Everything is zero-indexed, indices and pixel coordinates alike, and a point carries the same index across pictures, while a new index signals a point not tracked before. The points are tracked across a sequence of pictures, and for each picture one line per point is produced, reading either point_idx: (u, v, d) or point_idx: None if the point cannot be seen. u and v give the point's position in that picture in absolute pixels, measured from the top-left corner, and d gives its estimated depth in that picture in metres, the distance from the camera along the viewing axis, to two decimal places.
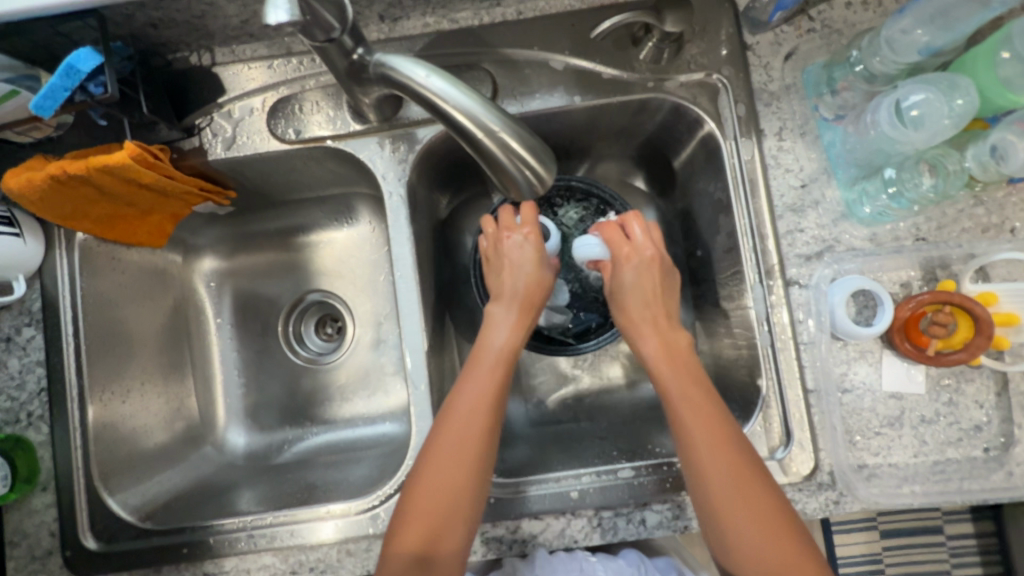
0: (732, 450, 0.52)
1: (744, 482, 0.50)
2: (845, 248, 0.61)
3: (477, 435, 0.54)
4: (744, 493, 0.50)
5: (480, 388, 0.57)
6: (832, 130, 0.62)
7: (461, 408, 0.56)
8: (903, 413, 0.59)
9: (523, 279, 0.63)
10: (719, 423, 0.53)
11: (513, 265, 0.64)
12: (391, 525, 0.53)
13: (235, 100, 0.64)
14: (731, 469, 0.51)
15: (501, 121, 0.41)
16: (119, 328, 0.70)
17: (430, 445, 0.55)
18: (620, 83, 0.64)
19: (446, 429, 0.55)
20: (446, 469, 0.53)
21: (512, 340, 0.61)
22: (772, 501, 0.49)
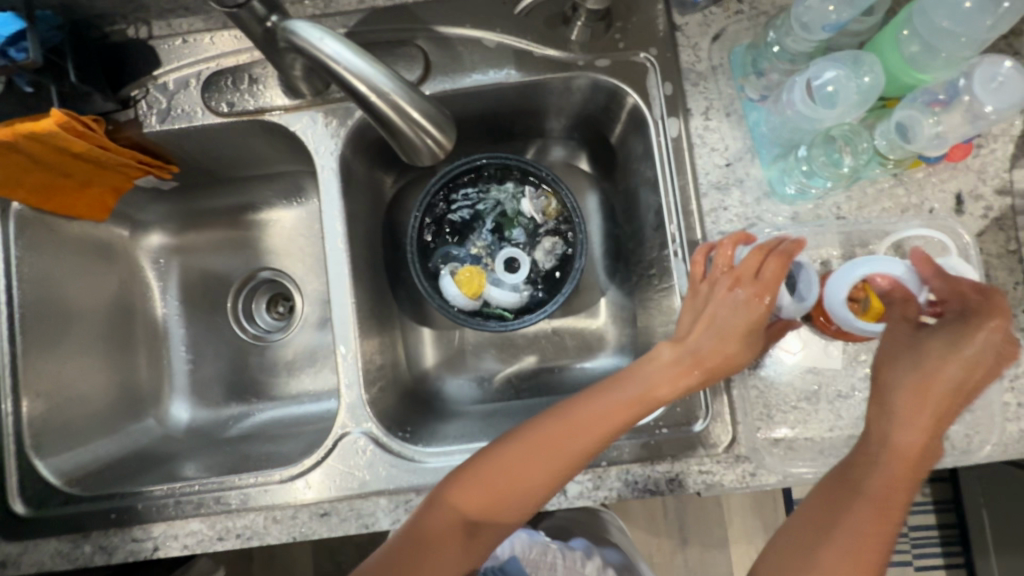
0: (871, 502, 0.48)
1: (864, 539, 0.47)
2: (768, 226, 0.62)
3: (577, 453, 0.54)
4: (845, 538, 0.48)
5: (611, 413, 0.55)
6: (757, 110, 0.63)
7: (577, 423, 0.55)
8: (819, 388, 0.61)
9: (718, 338, 0.55)
10: (897, 482, 0.48)
11: (727, 317, 0.55)
12: (459, 473, 0.55)
13: (170, 72, 0.65)
14: (862, 520, 0.48)
15: (394, 85, 0.42)
16: (58, 299, 0.70)
17: (523, 435, 0.55)
18: (552, 62, 0.65)
19: (548, 429, 0.55)
20: (534, 465, 0.54)
21: (667, 395, 0.55)
22: (867, 562, 0.47)
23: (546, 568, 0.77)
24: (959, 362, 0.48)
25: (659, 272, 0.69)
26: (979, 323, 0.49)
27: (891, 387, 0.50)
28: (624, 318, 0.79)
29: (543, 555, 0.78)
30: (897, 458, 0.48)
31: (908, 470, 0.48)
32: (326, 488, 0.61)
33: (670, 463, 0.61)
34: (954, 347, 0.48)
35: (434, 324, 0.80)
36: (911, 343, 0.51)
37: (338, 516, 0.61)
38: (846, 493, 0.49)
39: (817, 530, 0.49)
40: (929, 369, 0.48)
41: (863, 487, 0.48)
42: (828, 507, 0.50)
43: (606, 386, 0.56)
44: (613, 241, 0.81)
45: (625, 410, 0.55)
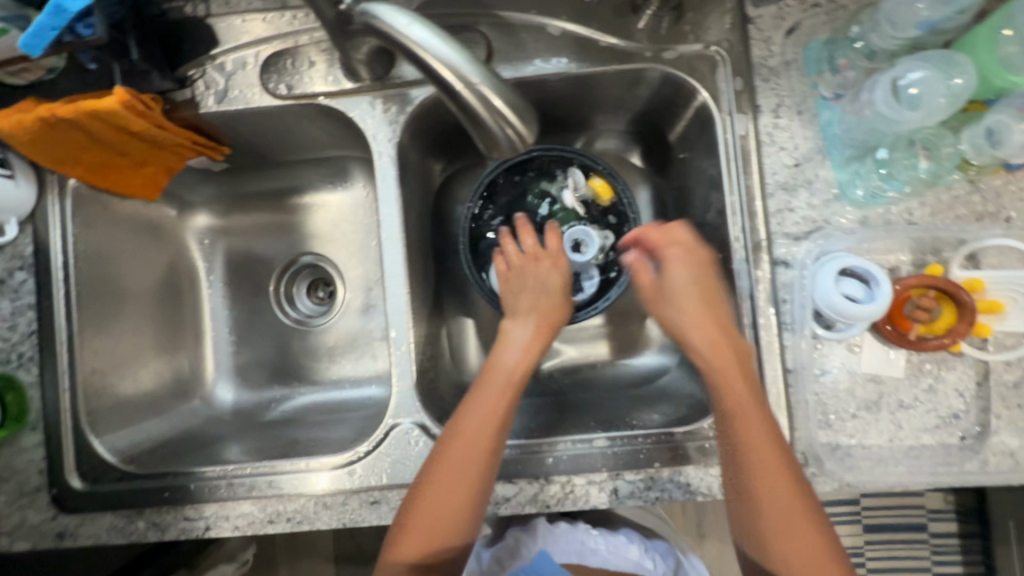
0: (746, 424, 0.56)
1: (768, 448, 0.55)
2: (836, 230, 0.60)
3: (481, 457, 0.57)
4: (760, 459, 0.55)
5: (492, 403, 0.61)
6: (831, 109, 0.61)
7: (467, 435, 0.58)
8: (881, 398, 0.60)
9: (545, 302, 0.69)
10: (745, 391, 0.58)
11: (538, 287, 0.70)
12: (393, 528, 0.58)
13: (228, 52, 0.64)
14: (754, 437, 0.56)
15: (482, 74, 0.40)
16: (111, 277, 0.70)
17: (432, 478, 0.57)
18: (617, 52, 0.63)
19: (445, 461, 0.57)
20: (451, 489, 0.56)
21: (526, 358, 0.66)
22: (781, 465, 0.55)
23: (590, 554, 0.78)
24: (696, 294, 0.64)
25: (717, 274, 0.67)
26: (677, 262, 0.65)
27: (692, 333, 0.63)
28: None
29: (586, 538, 0.79)
30: (732, 376, 0.59)
31: (746, 381, 0.58)
32: (377, 477, 0.61)
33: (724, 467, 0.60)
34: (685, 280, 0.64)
35: (478, 315, 0.80)
36: (666, 297, 0.67)
37: (388, 504, 0.61)
38: (727, 425, 0.58)
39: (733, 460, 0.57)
40: (688, 317, 0.64)
41: (728, 412, 0.58)
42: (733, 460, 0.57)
43: (473, 395, 0.62)
44: None
45: (499, 394, 0.62)
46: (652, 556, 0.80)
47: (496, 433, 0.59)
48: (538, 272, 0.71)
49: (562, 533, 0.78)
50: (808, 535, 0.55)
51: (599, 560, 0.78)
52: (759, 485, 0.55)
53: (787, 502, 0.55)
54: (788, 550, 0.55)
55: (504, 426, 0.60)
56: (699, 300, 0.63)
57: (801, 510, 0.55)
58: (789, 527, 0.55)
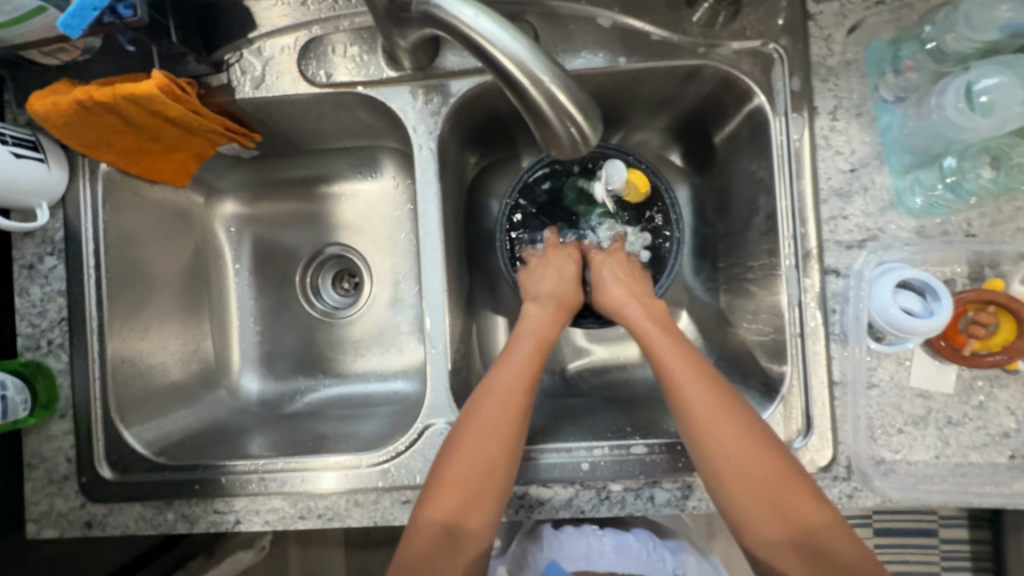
0: (695, 387, 0.55)
1: (721, 411, 0.53)
2: (890, 239, 0.58)
3: (512, 415, 0.56)
4: (723, 422, 0.53)
5: (520, 364, 0.60)
6: (891, 113, 0.59)
7: (495, 393, 0.57)
8: (929, 413, 0.58)
9: (561, 285, 0.69)
10: (682, 359, 0.58)
11: (557, 274, 0.70)
12: (422, 493, 0.54)
13: (266, 36, 0.62)
14: (702, 402, 0.54)
15: (550, 71, 0.38)
16: (140, 264, 0.69)
17: (460, 442, 0.55)
18: (669, 46, 0.61)
19: (472, 426, 0.55)
20: (483, 446, 0.54)
21: (550, 329, 0.65)
22: (751, 423, 0.53)
23: (598, 558, 0.67)
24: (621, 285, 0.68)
25: (761, 280, 0.65)
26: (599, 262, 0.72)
27: (629, 309, 0.65)
28: (708, 321, 0.76)
29: (594, 542, 0.69)
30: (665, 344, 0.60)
31: (681, 350, 0.59)
32: (410, 477, 0.60)
33: None
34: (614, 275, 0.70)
35: (508, 312, 0.78)
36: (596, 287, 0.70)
37: None
38: (671, 398, 0.56)
39: (687, 430, 0.54)
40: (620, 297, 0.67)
41: (676, 384, 0.56)
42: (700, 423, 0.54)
43: (497, 362, 0.61)
44: (700, 240, 0.77)
45: (527, 357, 0.61)
46: (660, 554, 0.71)
47: (527, 393, 0.58)
48: (558, 261, 0.71)
49: (567, 539, 0.69)
50: (803, 497, 0.50)
51: (609, 564, 0.67)
52: (733, 447, 0.52)
53: (766, 463, 0.51)
54: (777, 521, 0.50)
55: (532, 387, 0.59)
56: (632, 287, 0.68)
57: (785, 469, 0.51)
58: (773, 492, 0.51)
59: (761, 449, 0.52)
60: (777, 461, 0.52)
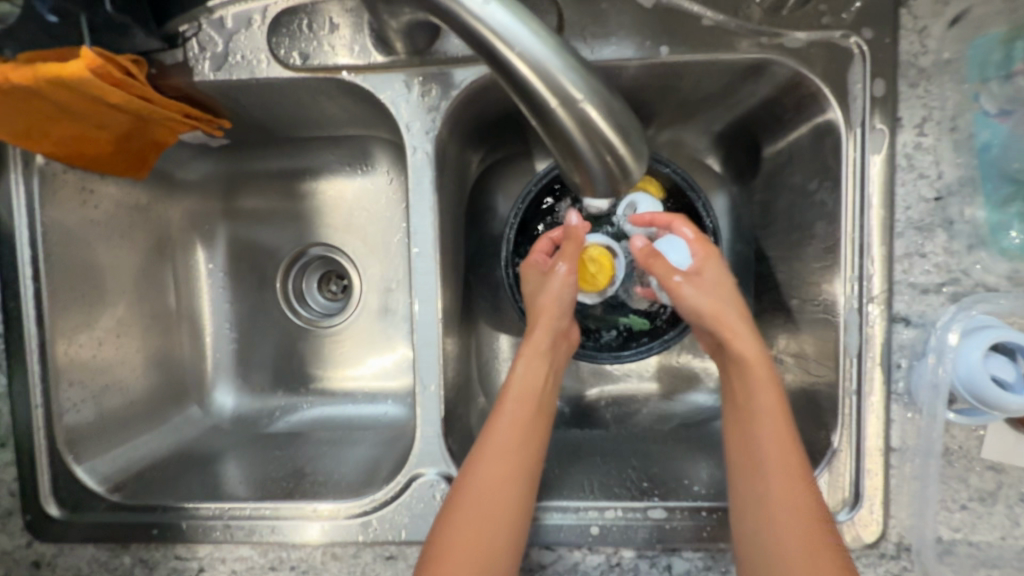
0: (767, 458, 0.47)
1: (787, 499, 0.45)
2: (976, 284, 0.48)
3: (511, 486, 0.49)
4: (785, 513, 0.45)
5: (515, 417, 0.52)
6: (993, 127, 0.48)
7: (493, 455, 0.50)
8: (999, 489, 0.50)
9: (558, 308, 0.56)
10: (777, 417, 0.47)
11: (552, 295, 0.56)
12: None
13: (230, 5, 0.51)
14: (775, 488, 0.45)
15: (586, 85, 0.28)
16: (90, 270, 0.60)
17: (445, 533, 0.47)
18: (723, 34, 0.49)
19: (457, 514, 0.47)
20: (480, 522, 0.47)
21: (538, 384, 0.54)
22: (815, 510, 0.45)
23: None
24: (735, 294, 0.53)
25: (807, 318, 0.56)
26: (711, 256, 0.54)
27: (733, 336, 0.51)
28: None
29: None
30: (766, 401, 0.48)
31: (766, 415, 0.48)
32: (394, 532, 0.53)
33: None
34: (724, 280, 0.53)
35: (512, 331, 0.69)
36: (696, 282, 0.53)
37: (406, 561, 0.53)
38: (759, 468, 0.47)
39: (750, 501, 0.46)
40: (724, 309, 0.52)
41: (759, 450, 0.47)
42: (785, 507, 0.45)
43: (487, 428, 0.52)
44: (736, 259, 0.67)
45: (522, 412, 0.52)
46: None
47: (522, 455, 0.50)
48: (537, 275, 0.58)
49: None
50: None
51: None
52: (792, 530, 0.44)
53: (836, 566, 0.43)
54: None
55: (530, 446, 0.51)
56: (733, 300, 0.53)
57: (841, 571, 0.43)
58: None
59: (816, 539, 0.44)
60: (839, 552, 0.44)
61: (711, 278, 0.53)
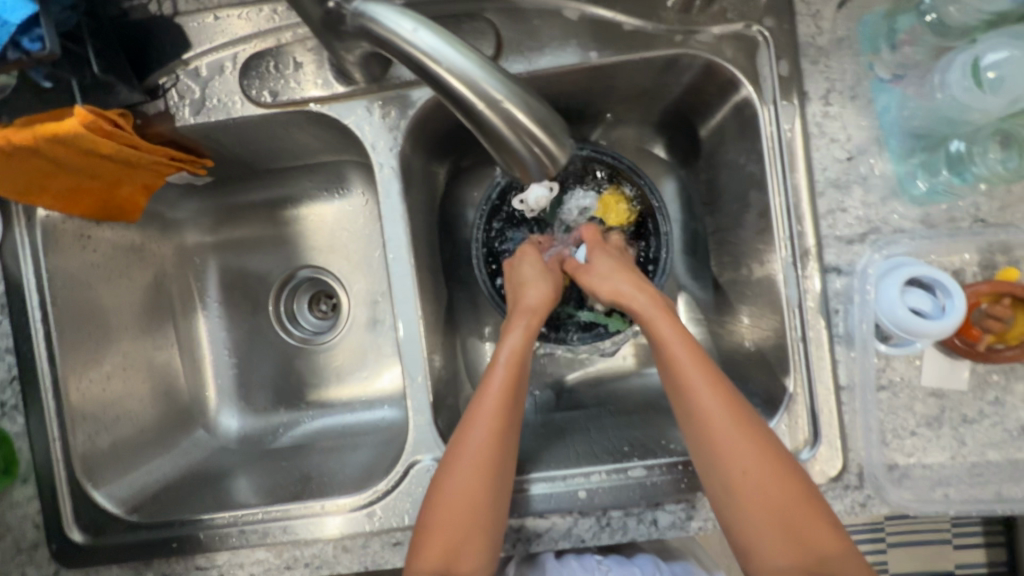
0: (706, 386, 0.50)
1: (730, 423, 0.49)
2: (894, 231, 0.54)
3: (491, 445, 0.52)
4: (720, 426, 0.49)
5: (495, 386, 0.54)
6: (888, 92, 0.54)
7: (476, 421, 0.53)
8: (943, 413, 0.54)
9: (537, 293, 0.61)
10: (693, 356, 0.52)
11: (525, 282, 0.62)
12: (416, 533, 0.51)
13: (202, 56, 0.56)
14: (709, 414, 0.50)
15: (505, 87, 0.34)
16: (93, 311, 0.65)
17: (437, 502, 0.51)
18: (643, 36, 0.56)
19: (446, 486, 0.51)
20: (466, 481, 0.51)
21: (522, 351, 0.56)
22: (751, 428, 0.49)
23: None
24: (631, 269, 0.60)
25: (756, 280, 0.61)
26: (602, 251, 0.63)
27: (631, 296, 0.57)
28: (705, 322, 0.72)
29: None
30: (677, 344, 0.52)
31: (687, 344, 0.52)
32: (398, 518, 0.57)
33: None
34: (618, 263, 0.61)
35: (493, 326, 0.74)
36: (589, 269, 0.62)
37: None
38: (681, 402, 0.52)
39: (691, 432, 0.51)
40: (620, 282, 0.58)
41: (685, 386, 0.51)
42: (714, 432, 0.49)
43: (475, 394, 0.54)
44: (691, 237, 0.73)
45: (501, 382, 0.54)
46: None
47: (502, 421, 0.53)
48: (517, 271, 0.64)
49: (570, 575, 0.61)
50: (811, 513, 0.47)
51: None
52: (728, 452, 0.49)
53: (770, 473, 0.48)
54: (783, 534, 0.47)
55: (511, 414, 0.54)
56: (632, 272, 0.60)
57: (779, 464, 0.48)
58: (775, 503, 0.47)
59: (762, 449, 0.49)
60: (774, 462, 0.48)
61: (600, 267, 0.61)
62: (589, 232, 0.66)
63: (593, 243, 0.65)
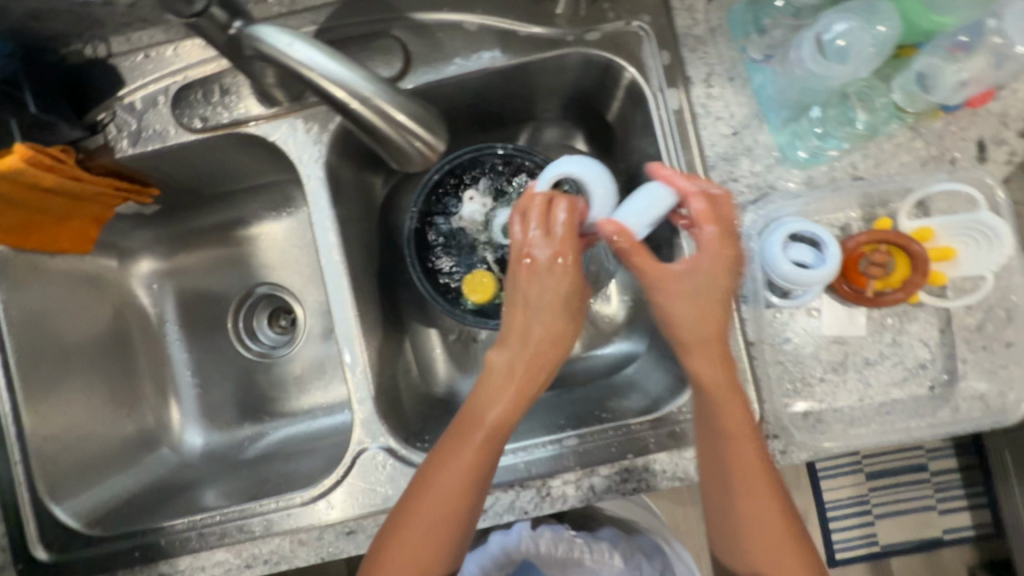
0: (726, 403, 0.50)
1: (745, 436, 0.50)
2: (781, 195, 0.59)
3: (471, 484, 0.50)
4: (733, 436, 0.50)
5: (494, 422, 0.51)
6: (762, 71, 0.59)
7: (462, 456, 0.51)
8: (846, 358, 0.58)
9: (549, 309, 0.52)
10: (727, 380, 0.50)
11: (541, 289, 0.51)
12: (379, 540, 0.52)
13: (135, 91, 0.61)
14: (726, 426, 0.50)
15: (376, 89, 0.40)
16: (52, 339, 0.68)
17: (404, 521, 0.51)
18: (539, 40, 0.61)
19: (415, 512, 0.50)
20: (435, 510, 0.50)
21: (513, 413, 0.51)
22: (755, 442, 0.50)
23: (573, 561, 0.79)
24: (712, 289, 0.48)
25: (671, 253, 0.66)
26: (706, 246, 0.49)
27: (679, 328, 0.49)
28: (638, 301, 0.75)
29: (570, 549, 0.78)
30: (715, 375, 0.49)
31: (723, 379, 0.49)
32: (348, 507, 0.60)
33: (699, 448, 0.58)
34: (701, 278, 0.49)
35: (440, 323, 0.77)
36: (673, 278, 0.49)
37: (366, 532, 0.59)
38: (705, 416, 0.51)
39: (711, 441, 0.51)
40: (682, 309, 0.48)
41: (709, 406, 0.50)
42: (719, 441, 0.51)
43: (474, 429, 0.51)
44: None
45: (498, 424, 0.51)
46: (632, 559, 0.81)
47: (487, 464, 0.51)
48: (538, 269, 0.52)
49: (547, 543, 0.77)
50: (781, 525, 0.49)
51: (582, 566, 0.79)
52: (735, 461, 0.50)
53: (761, 488, 0.49)
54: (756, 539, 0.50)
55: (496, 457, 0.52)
56: (701, 297, 0.48)
57: (770, 482, 0.50)
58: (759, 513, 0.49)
59: (760, 464, 0.50)
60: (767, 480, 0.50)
61: (689, 277, 0.49)
62: (690, 196, 0.51)
63: (703, 222, 0.50)
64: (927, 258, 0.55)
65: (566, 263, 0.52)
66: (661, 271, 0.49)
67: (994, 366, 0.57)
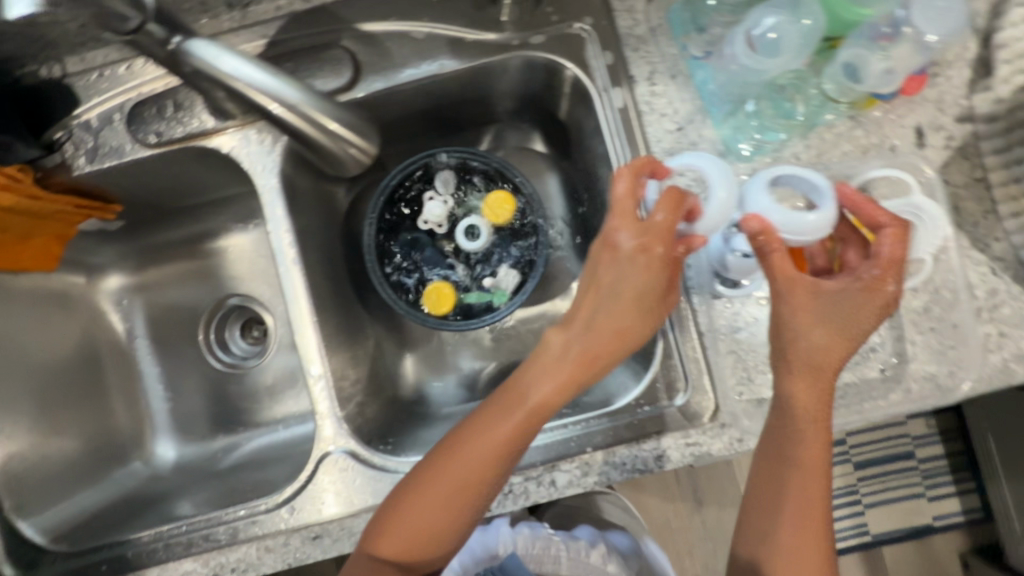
0: (813, 415, 0.52)
1: (816, 448, 0.53)
2: None
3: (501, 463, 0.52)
4: (809, 444, 0.53)
5: (547, 405, 0.52)
6: (703, 67, 0.61)
7: (499, 434, 0.51)
8: None
9: (613, 298, 0.52)
10: (822, 398, 0.52)
11: (619, 276, 0.52)
12: (388, 507, 0.53)
13: (91, 109, 0.62)
14: (809, 437, 0.53)
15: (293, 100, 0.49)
16: (17, 357, 0.69)
17: (420, 492, 0.52)
18: (485, 45, 0.63)
19: (436, 482, 0.52)
20: (462, 484, 0.51)
21: (557, 398, 0.52)
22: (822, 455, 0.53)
23: (551, 561, 0.77)
24: (836, 324, 0.52)
25: None
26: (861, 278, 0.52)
27: (796, 351, 0.53)
28: None
29: (548, 547, 0.78)
30: (811, 398, 0.52)
31: (818, 405, 0.52)
32: (313, 511, 0.60)
33: (656, 439, 0.59)
34: (849, 308, 0.52)
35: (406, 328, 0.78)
36: (813, 302, 0.52)
37: (331, 536, 0.60)
38: (784, 420, 0.53)
39: (773, 434, 0.54)
40: (806, 335, 0.52)
41: (792, 415, 0.53)
42: (783, 447, 0.53)
43: (522, 410, 0.52)
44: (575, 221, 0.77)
45: (542, 408, 0.52)
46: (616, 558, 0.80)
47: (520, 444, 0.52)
48: (618, 253, 0.52)
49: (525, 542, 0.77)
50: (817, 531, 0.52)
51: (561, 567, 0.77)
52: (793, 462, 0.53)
53: (810, 494, 0.53)
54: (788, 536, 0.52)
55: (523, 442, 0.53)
56: (827, 327, 0.52)
57: (817, 491, 0.53)
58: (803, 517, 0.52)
59: (818, 474, 0.53)
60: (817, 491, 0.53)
61: (824, 306, 0.52)
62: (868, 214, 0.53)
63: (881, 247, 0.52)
64: (867, 241, 0.55)
65: (648, 255, 0.51)
66: (804, 289, 0.52)
67: (944, 346, 0.58)
